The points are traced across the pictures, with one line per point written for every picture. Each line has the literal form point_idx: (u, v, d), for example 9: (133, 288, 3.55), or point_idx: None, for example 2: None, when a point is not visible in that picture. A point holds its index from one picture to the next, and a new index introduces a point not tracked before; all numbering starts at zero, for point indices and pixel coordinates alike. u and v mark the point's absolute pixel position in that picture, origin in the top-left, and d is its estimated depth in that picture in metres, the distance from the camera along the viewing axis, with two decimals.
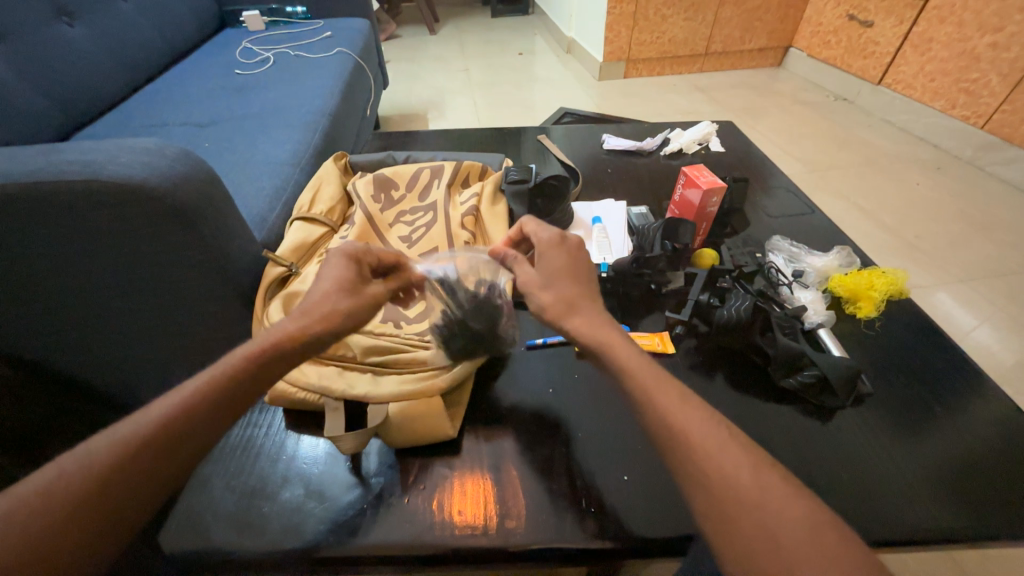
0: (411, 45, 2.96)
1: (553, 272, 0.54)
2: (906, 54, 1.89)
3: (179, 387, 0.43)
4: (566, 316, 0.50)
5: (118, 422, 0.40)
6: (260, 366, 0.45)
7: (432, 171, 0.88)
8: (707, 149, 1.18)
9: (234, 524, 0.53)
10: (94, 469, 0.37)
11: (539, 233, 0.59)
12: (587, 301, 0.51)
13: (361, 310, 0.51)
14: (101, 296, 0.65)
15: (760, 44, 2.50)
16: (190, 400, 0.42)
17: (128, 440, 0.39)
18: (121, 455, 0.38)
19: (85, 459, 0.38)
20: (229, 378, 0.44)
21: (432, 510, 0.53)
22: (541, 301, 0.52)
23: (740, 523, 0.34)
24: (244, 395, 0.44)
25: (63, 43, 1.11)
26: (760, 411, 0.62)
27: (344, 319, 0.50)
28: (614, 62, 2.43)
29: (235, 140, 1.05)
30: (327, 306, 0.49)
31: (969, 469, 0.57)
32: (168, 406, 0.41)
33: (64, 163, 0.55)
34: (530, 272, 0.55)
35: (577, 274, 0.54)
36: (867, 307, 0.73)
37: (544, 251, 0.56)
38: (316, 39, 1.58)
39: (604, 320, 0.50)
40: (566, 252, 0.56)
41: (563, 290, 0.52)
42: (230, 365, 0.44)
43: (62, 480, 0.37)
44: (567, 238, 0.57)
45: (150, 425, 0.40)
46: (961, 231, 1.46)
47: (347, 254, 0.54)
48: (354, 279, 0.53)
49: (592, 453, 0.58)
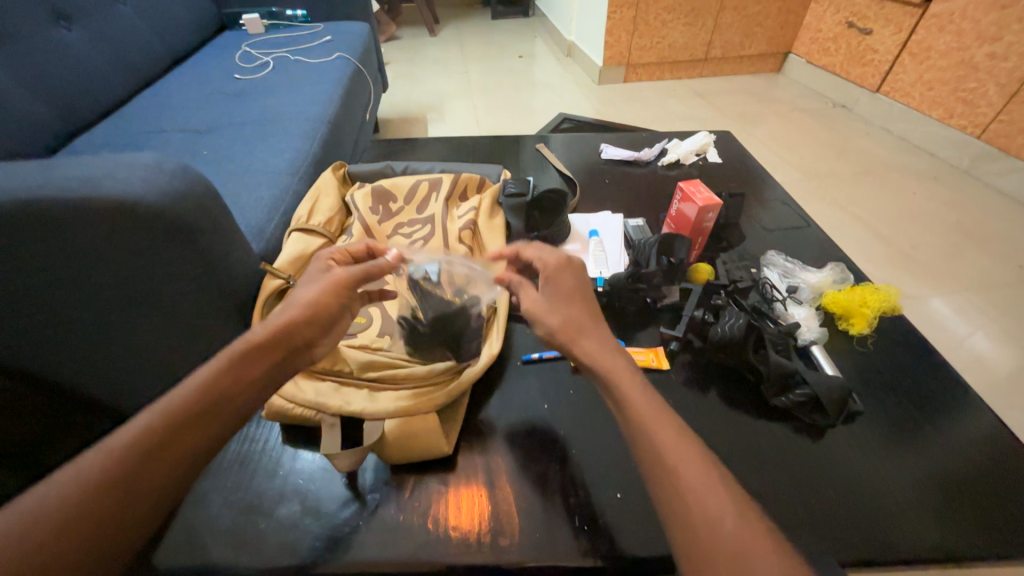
0: (411, 46, 2.96)
1: (564, 296, 0.54)
2: (905, 62, 1.90)
3: (168, 395, 0.43)
4: (576, 339, 0.50)
5: (108, 434, 0.40)
6: (248, 364, 0.48)
7: (430, 183, 0.88)
8: (705, 159, 1.19)
9: (231, 540, 0.53)
10: (93, 478, 0.37)
11: (542, 258, 0.59)
12: (597, 325, 0.52)
13: (336, 296, 0.56)
14: (97, 308, 0.65)
15: (759, 50, 2.51)
16: (183, 402, 0.43)
17: (124, 446, 0.39)
18: (119, 461, 0.38)
19: (79, 471, 0.37)
20: (219, 380, 0.45)
21: (427, 526, 0.54)
22: (552, 323, 0.52)
23: (725, 551, 0.35)
24: (235, 395, 0.46)
25: (62, 47, 1.11)
26: (753, 428, 0.63)
27: (319, 309, 0.54)
28: (613, 67, 2.44)
29: (233, 148, 1.05)
30: (300, 302, 0.53)
31: (956, 488, 0.58)
32: (161, 411, 0.42)
33: (62, 179, 0.55)
34: (536, 297, 0.55)
35: (586, 298, 0.55)
36: (859, 324, 0.73)
37: (551, 275, 0.57)
38: (315, 44, 1.58)
39: (613, 345, 0.50)
40: (574, 275, 0.57)
41: (573, 314, 0.52)
42: (219, 367, 0.46)
43: (58, 492, 0.36)
44: (572, 261, 0.58)
45: (146, 430, 0.40)
46: (957, 241, 1.47)
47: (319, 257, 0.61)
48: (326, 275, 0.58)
49: (584, 470, 0.59)
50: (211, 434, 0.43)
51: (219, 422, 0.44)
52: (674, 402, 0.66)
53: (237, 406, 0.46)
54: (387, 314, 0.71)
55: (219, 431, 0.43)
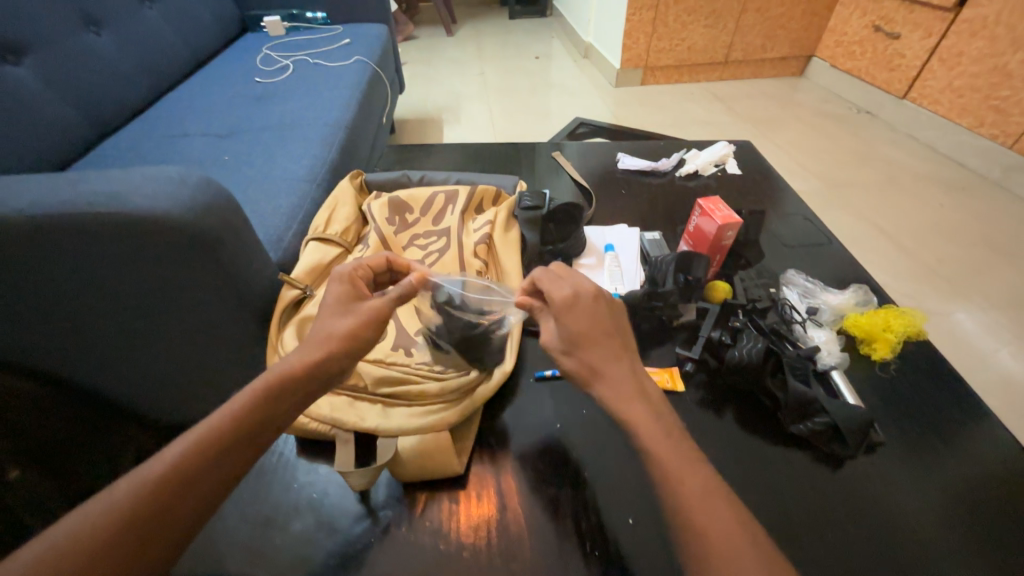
0: (427, 46, 2.96)
1: (576, 337, 0.51)
2: (934, 68, 1.84)
3: (196, 426, 0.44)
4: (591, 382, 0.50)
5: (140, 464, 0.42)
6: (272, 400, 0.47)
7: (446, 196, 0.88)
8: (724, 170, 1.17)
9: (246, 553, 0.54)
10: (118, 512, 0.38)
11: (555, 289, 0.54)
12: (613, 364, 0.50)
13: (368, 328, 0.54)
14: (122, 316, 0.67)
15: (781, 53, 2.46)
16: (206, 439, 0.43)
17: (148, 481, 0.40)
18: (143, 497, 0.39)
19: (111, 502, 0.39)
20: (243, 417, 0.45)
21: (439, 545, 0.54)
22: (567, 367, 0.52)
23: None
24: (258, 433, 0.46)
25: (91, 52, 1.13)
26: (770, 455, 0.62)
27: (348, 343, 0.52)
28: (631, 69, 2.41)
29: (253, 153, 1.06)
30: (328, 329, 0.52)
31: (982, 526, 0.56)
32: (184, 447, 0.43)
33: (91, 194, 0.57)
34: (550, 337, 0.54)
35: (602, 336, 0.51)
36: (883, 349, 0.71)
37: (562, 313, 0.52)
38: (334, 46, 1.59)
39: (632, 385, 0.49)
40: (586, 312, 0.52)
41: (588, 355, 0.51)
42: (243, 403, 0.46)
43: (85, 524, 0.38)
44: (581, 294, 0.53)
45: (169, 465, 0.41)
46: (985, 255, 1.42)
47: (343, 277, 0.57)
48: (353, 301, 0.56)
49: (597, 493, 0.58)
50: (235, 467, 0.43)
51: (245, 455, 0.44)
52: (689, 425, 0.65)
53: (259, 444, 0.46)
54: (402, 327, 0.71)
55: (244, 462, 0.44)
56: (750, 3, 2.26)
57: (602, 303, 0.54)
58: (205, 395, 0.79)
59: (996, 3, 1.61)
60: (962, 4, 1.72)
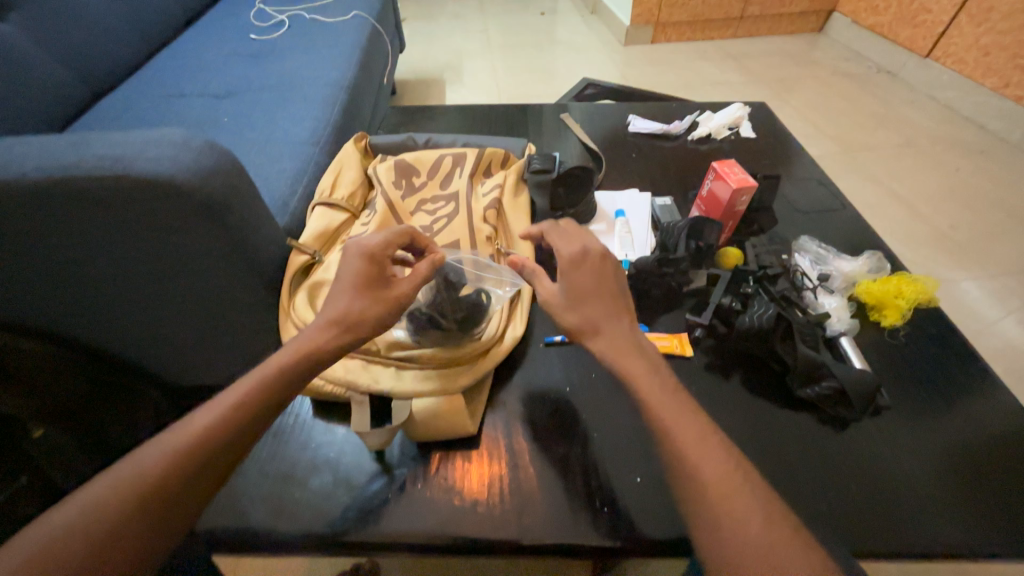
0: (427, 1, 2.82)
1: (578, 294, 0.53)
2: (961, 24, 1.75)
3: (220, 397, 0.46)
4: (588, 337, 0.51)
5: (166, 431, 0.44)
6: (292, 373, 0.48)
7: (454, 159, 0.87)
8: (738, 134, 1.13)
9: (268, 508, 0.57)
10: (151, 475, 0.41)
11: (566, 246, 0.57)
12: (613, 322, 0.51)
13: (389, 310, 0.54)
14: (133, 283, 0.67)
15: (801, 8, 2.33)
16: (230, 408, 0.45)
17: (174, 449, 0.42)
18: (174, 462, 0.42)
19: (138, 468, 0.41)
20: (263, 390, 0.46)
21: (453, 501, 0.56)
22: (563, 323, 0.53)
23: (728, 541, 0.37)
24: (278, 403, 0.47)
25: (77, 7, 1.08)
26: (776, 418, 0.63)
27: (369, 323, 0.53)
28: (641, 26, 2.29)
29: (253, 115, 1.03)
30: (346, 308, 0.52)
31: (978, 483, 0.58)
32: (206, 418, 0.44)
33: (94, 158, 0.55)
34: (552, 289, 0.56)
35: (603, 295, 0.53)
36: (892, 316, 0.72)
37: (567, 271, 0.55)
38: (330, 0, 1.51)
39: (629, 341, 0.50)
40: (593, 270, 0.55)
41: (588, 311, 0.52)
42: (265, 374, 0.47)
43: (122, 484, 0.40)
44: (589, 253, 0.56)
45: (196, 433, 0.43)
46: (998, 221, 1.40)
47: (367, 254, 0.56)
48: (374, 280, 0.55)
49: (606, 455, 0.60)
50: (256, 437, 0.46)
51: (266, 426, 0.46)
52: (696, 389, 0.66)
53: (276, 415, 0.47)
54: None
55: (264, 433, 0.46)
56: None
57: (609, 262, 0.56)
58: (219, 360, 0.80)
59: None
60: None
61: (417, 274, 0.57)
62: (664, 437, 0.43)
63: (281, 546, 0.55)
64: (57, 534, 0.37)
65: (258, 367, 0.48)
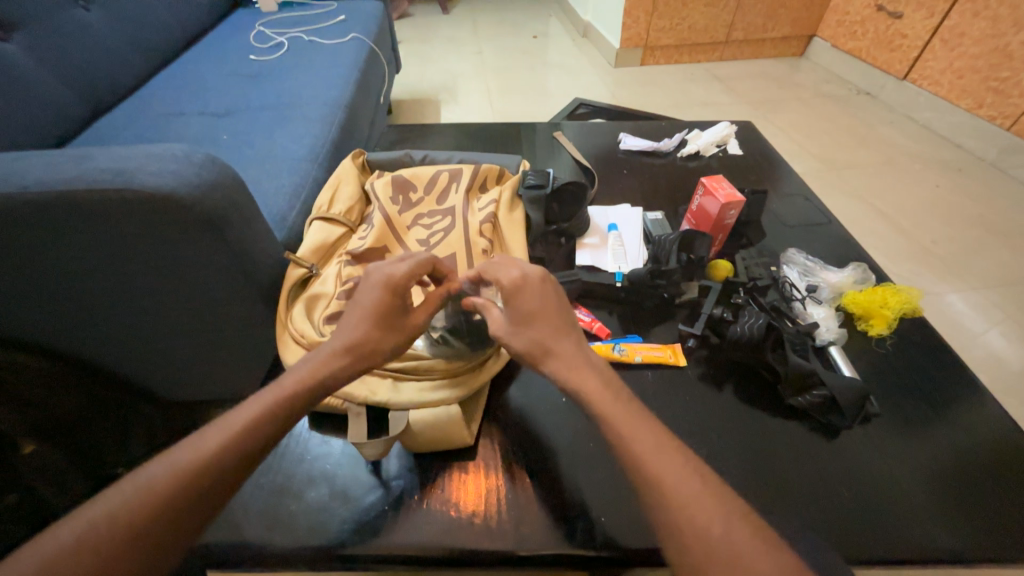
0: (423, 25, 2.89)
1: (525, 316, 0.54)
2: (935, 48, 1.83)
3: (233, 416, 0.46)
4: (542, 360, 0.52)
5: (177, 447, 0.44)
6: (303, 398, 0.49)
7: (450, 175, 0.89)
8: (726, 151, 1.17)
9: (264, 521, 0.56)
10: (156, 497, 0.40)
11: (504, 273, 0.57)
12: (561, 340, 0.53)
13: (402, 342, 0.55)
14: (129, 297, 0.67)
15: (783, 33, 2.42)
16: (240, 431, 0.45)
17: (184, 468, 0.42)
18: (179, 484, 0.41)
19: (147, 484, 0.41)
20: (275, 413, 0.47)
21: (449, 513, 0.56)
22: (516, 347, 0.54)
23: (720, 547, 0.38)
24: (286, 428, 0.47)
25: (80, 27, 1.11)
26: (769, 427, 0.64)
27: (380, 353, 0.53)
28: (631, 49, 2.37)
29: (252, 133, 1.05)
30: (361, 334, 0.53)
31: (967, 489, 0.59)
32: (218, 439, 0.44)
33: (97, 171, 0.56)
34: (498, 317, 0.57)
35: (548, 313, 0.54)
36: (878, 325, 0.74)
37: (510, 295, 0.56)
38: (330, 23, 1.55)
39: (581, 358, 0.51)
40: (536, 292, 0.55)
41: (535, 333, 0.53)
42: (277, 397, 0.47)
43: (125, 503, 0.40)
44: (528, 276, 0.56)
45: (205, 455, 0.43)
46: (978, 236, 1.44)
47: (391, 283, 0.55)
48: (392, 311, 0.55)
49: (602, 465, 0.60)
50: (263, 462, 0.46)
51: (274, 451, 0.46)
52: (689, 399, 0.67)
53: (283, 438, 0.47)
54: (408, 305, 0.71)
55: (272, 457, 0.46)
56: None
57: (549, 283, 0.57)
58: (212, 374, 0.80)
59: None
60: None
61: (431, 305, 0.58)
62: (655, 445, 0.44)
63: (276, 560, 0.55)
64: (52, 553, 0.36)
65: (271, 389, 0.49)
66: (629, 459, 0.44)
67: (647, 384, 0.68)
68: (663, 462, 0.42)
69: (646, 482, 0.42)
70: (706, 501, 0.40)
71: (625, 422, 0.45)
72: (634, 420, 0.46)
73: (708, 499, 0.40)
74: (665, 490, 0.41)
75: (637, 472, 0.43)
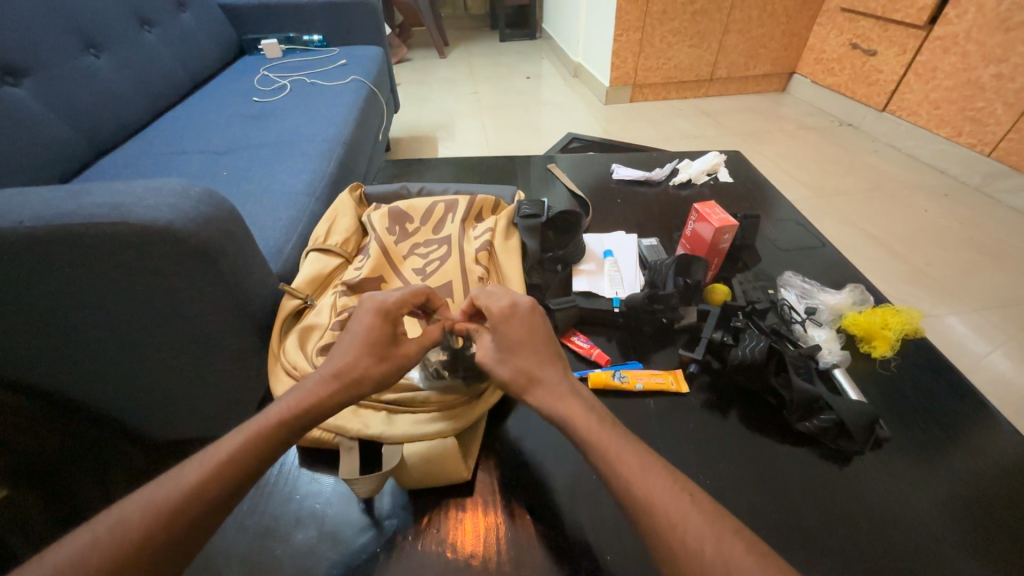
0: (420, 68, 3.03)
1: (511, 344, 0.55)
2: (910, 82, 1.91)
3: (212, 448, 0.44)
4: (528, 388, 0.52)
5: (154, 484, 0.42)
6: (286, 430, 0.47)
7: (446, 205, 0.90)
8: (716, 179, 1.19)
9: (246, 566, 0.53)
10: (129, 537, 0.38)
11: (493, 301, 0.58)
12: (546, 369, 0.53)
13: (393, 372, 0.53)
14: (119, 333, 0.66)
15: (764, 70, 2.54)
16: (221, 464, 0.43)
17: (158, 506, 0.40)
18: (155, 523, 0.39)
19: (118, 525, 0.38)
20: (258, 446, 0.45)
21: (445, 554, 0.53)
22: (502, 376, 0.54)
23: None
24: (268, 460, 0.45)
25: (89, 74, 1.14)
26: (777, 454, 0.62)
27: (371, 381, 0.51)
28: (620, 87, 2.47)
29: (252, 169, 1.07)
30: (351, 364, 0.51)
31: (988, 516, 0.56)
32: (194, 476, 0.42)
33: (92, 206, 0.56)
34: (488, 347, 0.57)
35: (534, 343, 0.55)
36: (882, 346, 0.72)
37: (499, 323, 0.56)
38: (330, 67, 1.62)
39: (565, 386, 0.52)
40: (522, 321, 0.56)
41: (520, 362, 0.54)
42: (260, 428, 0.46)
43: (97, 545, 0.37)
44: (518, 304, 0.57)
45: (181, 491, 0.41)
46: (971, 259, 1.45)
47: (382, 311, 0.54)
48: (384, 339, 0.54)
49: (606, 500, 0.57)
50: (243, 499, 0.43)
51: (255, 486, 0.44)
52: (694, 427, 0.65)
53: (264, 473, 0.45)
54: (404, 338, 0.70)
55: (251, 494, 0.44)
56: (731, 24, 2.35)
57: (537, 312, 0.58)
58: (202, 410, 0.78)
59: (965, 21, 1.68)
60: (933, 22, 1.79)
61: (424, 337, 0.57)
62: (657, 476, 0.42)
63: None
64: None
65: (255, 419, 0.47)
66: (629, 491, 0.42)
67: (650, 412, 0.66)
68: (665, 495, 0.41)
69: (649, 517, 0.41)
70: (714, 537, 0.38)
71: (625, 453, 0.44)
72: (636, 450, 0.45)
73: (712, 535, 0.39)
74: (668, 524, 0.40)
75: (639, 505, 0.41)
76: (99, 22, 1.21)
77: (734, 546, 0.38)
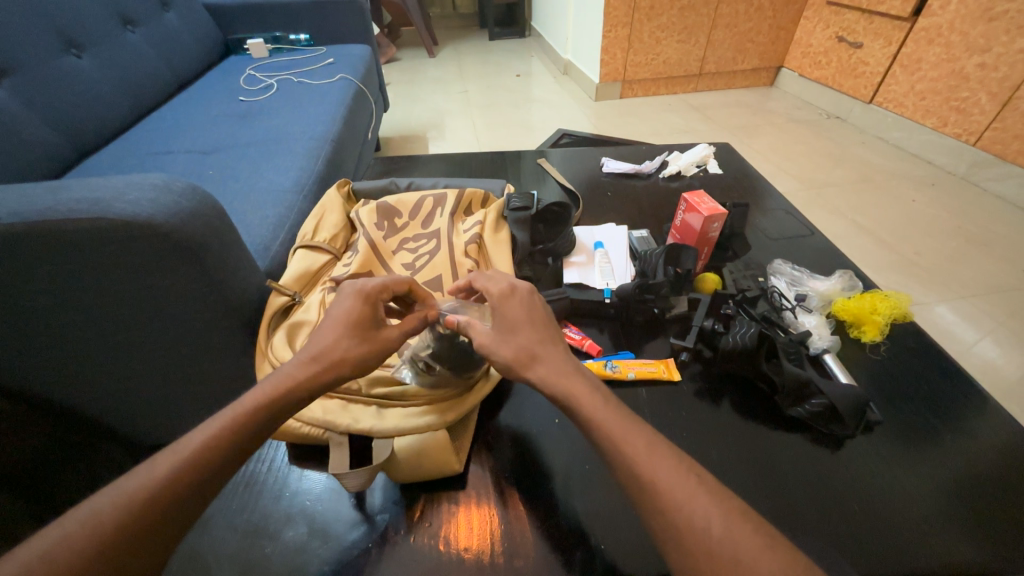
0: (410, 67, 3.02)
1: (511, 323, 0.55)
2: (896, 73, 1.93)
3: (188, 436, 0.44)
4: (529, 366, 0.51)
5: (125, 476, 0.41)
6: (265, 413, 0.46)
7: (435, 199, 0.90)
8: (705, 170, 1.19)
9: (235, 565, 0.52)
10: (103, 528, 0.37)
11: (494, 284, 0.60)
12: (546, 347, 0.53)
13: (372, 353, 0.53)
14: (103, 334, 0.65)
15: (752, 64, 2.55)
16: (194, 452, 0.42)
17: (134, 496, 0.39)
18: (128, 513, 0.38)
19: (91, 518, 0.38)
20: (239, 430, 0.45)
21: (437, 548, 0.52)
22: (503, 355, 0.53)
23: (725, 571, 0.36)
24: (248, 450, 0.45)
25: (71, 74, 1.12)
26: (770, 440, 0.62)
27: (353, 362, 0.51)
28: (610, 83, 2.48)
29: (239, 167, 1.06)
30: (332, 347, 0.51)
31: (977, 497, 0.57)
32: (172, 463, 0.41)
33: (72, 203, 0.55)
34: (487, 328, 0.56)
35: (534, 322, 0.55)
36: (872, 331, 0.73)
37: (502, 301, 0.58)
38: (318, 65, 1.61)
39: (570, 361, 0.51)
40: (520, 300, 0.58)
41: (522, 340, 0.53)
42: (237, 414, 0.45)
43: (68, 539, 0.36)
44: (517, 287, 0.59)
45: (156, 480, 0.40)
46: (958, 247, 1.47)
47: (360, 294, 0.56)
48: (365, 323, 0.54)
49: (600, 491, 0.56)
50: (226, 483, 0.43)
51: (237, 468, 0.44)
52: (687, 415, 0.65)
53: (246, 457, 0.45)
54: None
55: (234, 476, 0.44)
56: (719, 19, 2.36)
57: (536, 296, 0.59)
58: (192, 411, 0.77)
59: (948, 12, 1.70)
60: (918, 14, 1.81)
61: (406, 322, 0.58)
62: (652, 459, 0.42)
63: None
64: None
65: (231, 406, 0.46)
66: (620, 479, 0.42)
67: (643, 402, 0.66)
68: (654, 484, 0.41)
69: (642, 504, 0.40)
70: (703, 523, 0.38)
71: (619, 435, 0.44)
72: (626, 441, 0.44)
73: (710, 516, 0.38)
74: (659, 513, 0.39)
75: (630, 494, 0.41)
76: (80, 22, 1.19)
77: (728, 529, 0.38)
